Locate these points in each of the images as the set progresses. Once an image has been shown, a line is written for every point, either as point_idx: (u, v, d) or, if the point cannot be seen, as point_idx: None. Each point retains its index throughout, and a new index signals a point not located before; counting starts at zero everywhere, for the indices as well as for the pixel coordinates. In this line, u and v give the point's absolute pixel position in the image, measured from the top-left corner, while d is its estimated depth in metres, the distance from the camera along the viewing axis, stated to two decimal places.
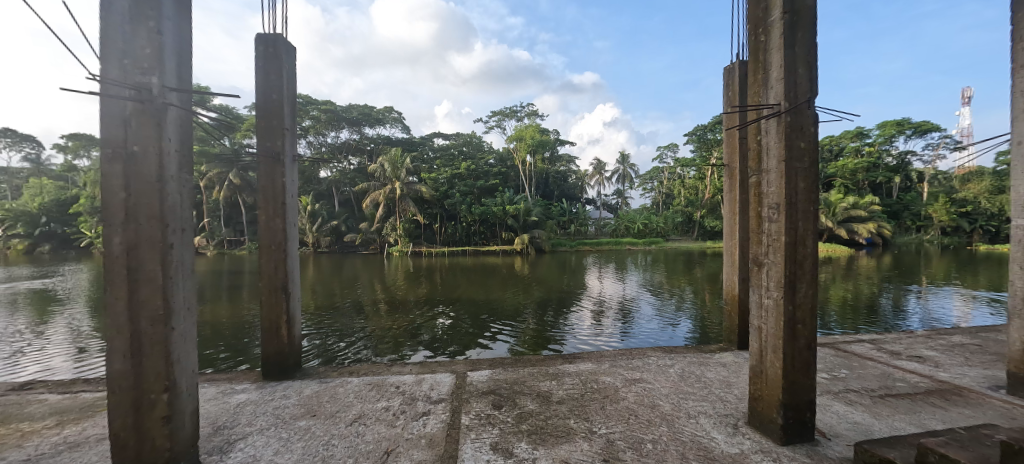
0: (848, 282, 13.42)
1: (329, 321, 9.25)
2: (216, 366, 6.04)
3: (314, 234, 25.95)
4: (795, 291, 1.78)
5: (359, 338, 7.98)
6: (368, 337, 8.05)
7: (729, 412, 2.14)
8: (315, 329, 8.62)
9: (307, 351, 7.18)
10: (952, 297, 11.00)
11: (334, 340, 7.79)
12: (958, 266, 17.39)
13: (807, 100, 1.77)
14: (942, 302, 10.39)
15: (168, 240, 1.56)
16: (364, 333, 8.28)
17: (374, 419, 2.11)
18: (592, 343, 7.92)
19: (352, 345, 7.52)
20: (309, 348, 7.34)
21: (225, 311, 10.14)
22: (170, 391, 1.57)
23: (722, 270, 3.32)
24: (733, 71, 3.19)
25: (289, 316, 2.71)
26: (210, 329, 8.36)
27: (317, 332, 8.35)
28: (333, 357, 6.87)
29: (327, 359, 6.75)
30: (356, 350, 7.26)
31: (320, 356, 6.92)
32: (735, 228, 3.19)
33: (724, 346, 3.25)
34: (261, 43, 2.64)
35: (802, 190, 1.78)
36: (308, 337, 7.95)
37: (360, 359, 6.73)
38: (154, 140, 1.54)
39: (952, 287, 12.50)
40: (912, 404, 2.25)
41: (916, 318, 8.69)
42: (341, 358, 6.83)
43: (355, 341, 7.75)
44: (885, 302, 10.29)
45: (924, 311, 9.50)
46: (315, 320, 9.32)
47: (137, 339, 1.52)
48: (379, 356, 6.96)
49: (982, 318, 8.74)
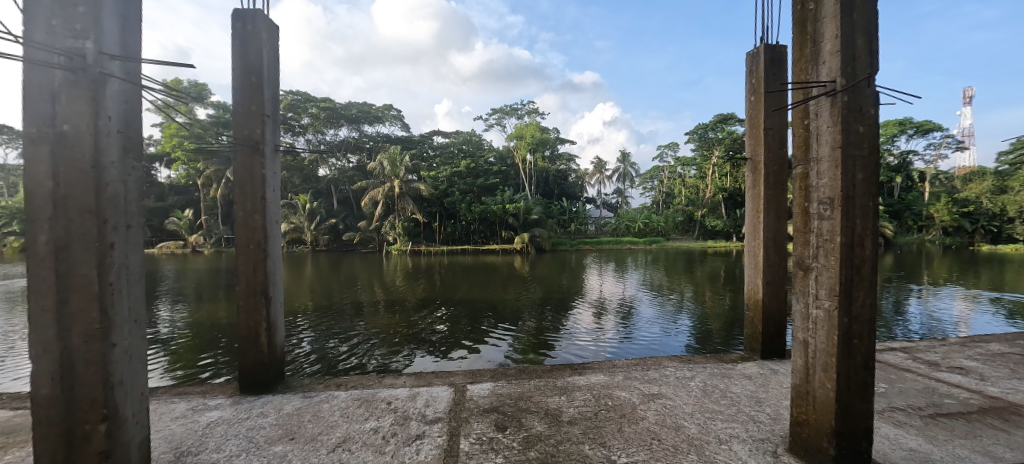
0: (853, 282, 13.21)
1: (326, 321, 8.97)
2: (214, 371, 5.80)
3: (312, 233, 25.70)
4: (851, 299, 1.52)
5: (357, 339, 7.66)
6: (366, 337, 7.76)
7: (765, 436, 1.87)
8: (311, 329, 8.27)
9: (306, 351, 6.97)
10: (951, 297, 10.76)
11: (332, 341, 7.47)
12: (962, 266, 17.22)
13: (868, 76, 1.49)
14: (944, 303, 10.07)
15: (106, 238, 1.30)
16: (364, 333, 8.06)
17: (361, 444, 1.84)
18: (594, 345, 7.57)
19: (350, 346, 7.21)
20: (305, 350, 6.99)
21: (223, 311, 9.89)
22: (109, 420, 1.32)
23: (744, 273, 3.06)
24: (758, 55, 2.93)
25: (269, 322, 2.45)
26: (208, 330, 8.09)
27: (314, 333, 8.03)
28: (330, 360, 6.54)
29: (324, 363, 6.41)
30: (354, 351, 6.95)
31: (317, 359, 6.58)
32: (759, 226, 2.93)
33: (746, 355, 3.00)
34: (237, 19, 2.37)
35: (862, 181, 1.50)
36: (307, 337, 7.72)
37: (360, 360, 6.53)
38: (89, 119, 1.27)
39: (954, 287, 12.30)
40: (968, 426, 1.99)
41: (916, 318, 8.42)
42: (338, 361, 6.49)
43: (353, 342, 7.44)
44: (885, 302, 10.05)
45: (924, 311, 9.27)
46: (314, 320, 9.06)
47: (68, 359, 1.27)
48: (378, 358, 6.65)
49: (986, 319, 8.40)
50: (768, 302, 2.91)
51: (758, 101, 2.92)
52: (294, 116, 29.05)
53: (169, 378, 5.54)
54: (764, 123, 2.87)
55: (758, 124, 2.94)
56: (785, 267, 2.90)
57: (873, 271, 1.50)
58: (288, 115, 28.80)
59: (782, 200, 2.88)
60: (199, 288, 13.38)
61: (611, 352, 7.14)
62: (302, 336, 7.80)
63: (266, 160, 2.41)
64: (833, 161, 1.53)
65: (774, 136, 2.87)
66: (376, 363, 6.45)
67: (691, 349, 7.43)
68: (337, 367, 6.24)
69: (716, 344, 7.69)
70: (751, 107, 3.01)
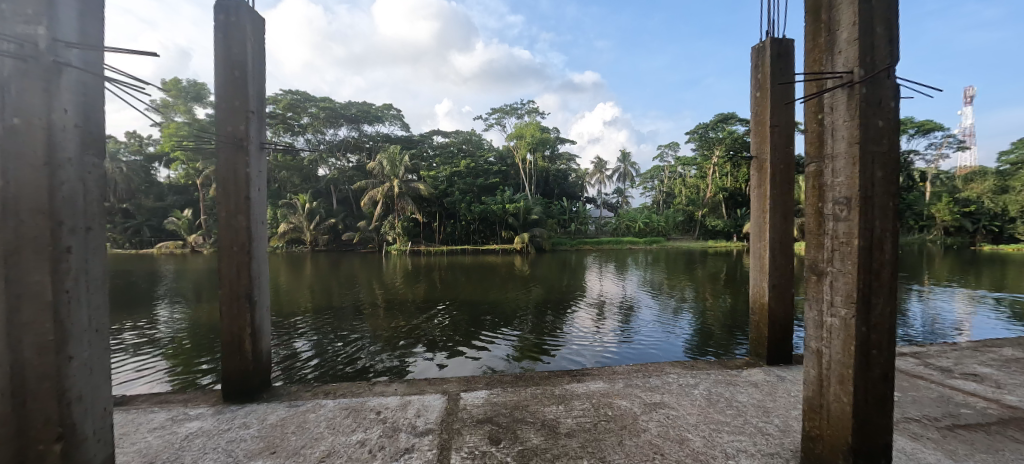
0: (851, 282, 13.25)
1: (326, 322, 8.90)
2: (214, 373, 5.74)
3: (312, 233, 25.63)
4: (870, 307, 1.41)
5: (356, 340, 7.57)
6: (366, 338, 7.70)
7: (774, 451, 1.77)
8: (309, 331, 8.17)
9: (305, 351, 6.90)
10: (953, 297, 10.60)
11: (332, 342, 7.39)
12: (965, 266, 17.15)
13: (889, 67, 1.38)
14: (947, 303, 9.94)
15: (60, 242, 1.19)
16: (363, 334, 8.00)
17: (346, 459, 1.74)
18: (594, 345, 7.48)
19: (349, 348, 7.12)
20: (303, 352, 6.89)
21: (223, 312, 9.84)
22: (65, 440, 1.21)
23: (749, 275, 2.95)
24: (764, 49, 2.82)
25: (254, 328, 2.34)
26: (208, 331, 8.03)
27: (312, 334, 7.95)
28: (329, 362, 6.44)
29: (323, 365, 6.31)
30: (354, 353, 6.85)
31: (315, 361, 6.48)
32: (765, 227, 2.82)
33: (751, 361, 2.89)
34: (220, 11, 2.25)
35: (881, 181, 1.40)
36: (307, 338, 7.66)
37: (358, 362, 6.45)
38: (40, 110, 1.16)
39: (957, 287, 12.17)
40: (989, 439, 1.88)
41: (917, 319, 8.28)
42: (336, 363, 6.40)
43: (352, 343, 7.37)
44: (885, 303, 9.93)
45: (925, 311, 9.12)
46: (314, 321, 9.00)
47: (17, 374, 1.15)
48: (378, 360, 6.56)
49: (987, 319, 8.30)
50: (775, 307, 2.80)
51: (765, 96, 2.81)
52: (294, 115, 28.98)
53: (168, 381, 5.47)
54: (770, 120, 2.77)
55: (763, 120, 2.83)
56: (792, 269, 2.80)
57: (893, 277, 1.40)
58: (288, 115, 28.75)
59: (790, 199, 2.78)
60: (199, 288, 13.33)
61: (611, 353, 7.06)
62: (301, 337, 7.71)
63: (250, 158, 2.30)
64: (851, 157, 1.42)
65: (780, 133, 2.77)
66: (375, 364, 6.38)
67: (691, 349, 7.35)
68: (336, 369, 6.14)
69: (715, 344, 7.61)
70: (757, 103, 2.90)
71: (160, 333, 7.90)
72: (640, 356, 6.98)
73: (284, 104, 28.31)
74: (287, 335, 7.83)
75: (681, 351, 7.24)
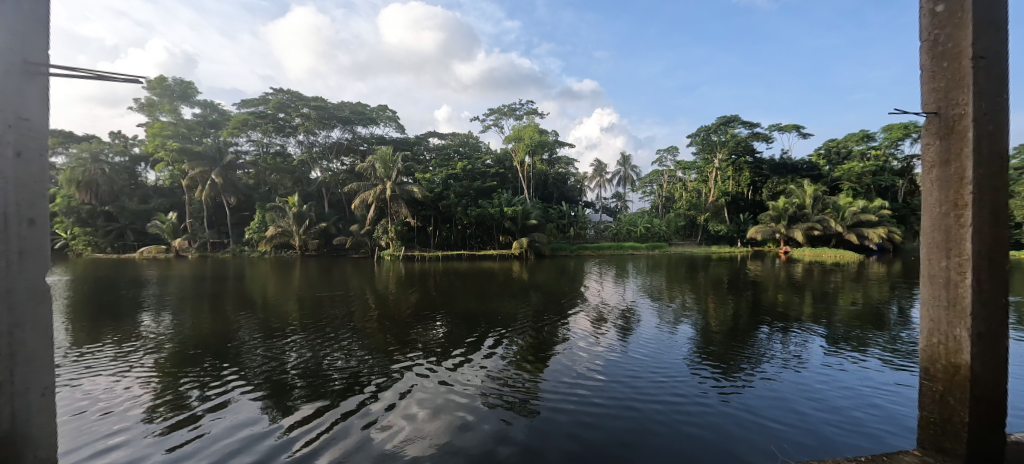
0: (859, 290, 12.69)
1: (316, 331, 8.25)
2: (207, 390, 5.12)
3: (301, 237, 24.26)
4: None
5: (352, 352, 6.69)
6: (359, 347, 7.05)
7: None
8: (299, 343, 7.35)
9: (295, 361, 6.26)
10: None
11: (324, 351, 6.80)
12: None
13: None
14: None
15: None
16: (355, 343, 7.32)
17: None
18: (591, 352, 6.54)
19: (345, 358, 6.37)
20: (294, 367, 6.00)
21: (209, 320, 9.24)
22: None
23: (921, 311, 1.80)
24: None
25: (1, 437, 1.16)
26: (187, 343, 7.39)
27: (302, 347, 7.09)
28: (319, 376, 5.56)
29: (315, 380, 5.42)
30: (348, 366, 5.99)
31: (308, 376, 5.57)
32: (960, 232, 1.64)
33: (925, 457, 1.74)
34: None
35: None
36: (297, 348, 7.01)
37: (349, 371, 5.77)
38: None
39: None
40: None
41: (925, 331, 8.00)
42: (329, 378, 5.48)
43: (343, 351, 6.74)
44: (893, 312, 9.61)
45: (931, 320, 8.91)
46: (305, 330, 8.37)
47: None
48: (373, 374, 5.66)
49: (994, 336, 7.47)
50: (980, 372, 1.63)
51: (957, 6, 1.65)
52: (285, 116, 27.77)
53: (147, 409, 4.58)
54: (972, 48, 1.60)
55: (956, 51, 1.66)
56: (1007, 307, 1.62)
57: None
58: (279, 115, 27.74)
59: (1002, 184, 1.60)
60: (179, 295, 12.39)
61: (609, 359, 6.24)
62: (294, 354, 6.61)
63: None
64: None
65: (989, 70, 1.61)
66: (367, 374, 5.67)
67: (693, 351, 6.62)
68: (324, 381, 5.36)
69: (721, 347, 6.89)
70: (936, 23, 1.74)
71: (140, 350, 7.00)
72: (646, 367, 5.94)
73: (274, 103, 27.24)
74: (274, 349, 6.94)
75: (687, 359, 6.23)
